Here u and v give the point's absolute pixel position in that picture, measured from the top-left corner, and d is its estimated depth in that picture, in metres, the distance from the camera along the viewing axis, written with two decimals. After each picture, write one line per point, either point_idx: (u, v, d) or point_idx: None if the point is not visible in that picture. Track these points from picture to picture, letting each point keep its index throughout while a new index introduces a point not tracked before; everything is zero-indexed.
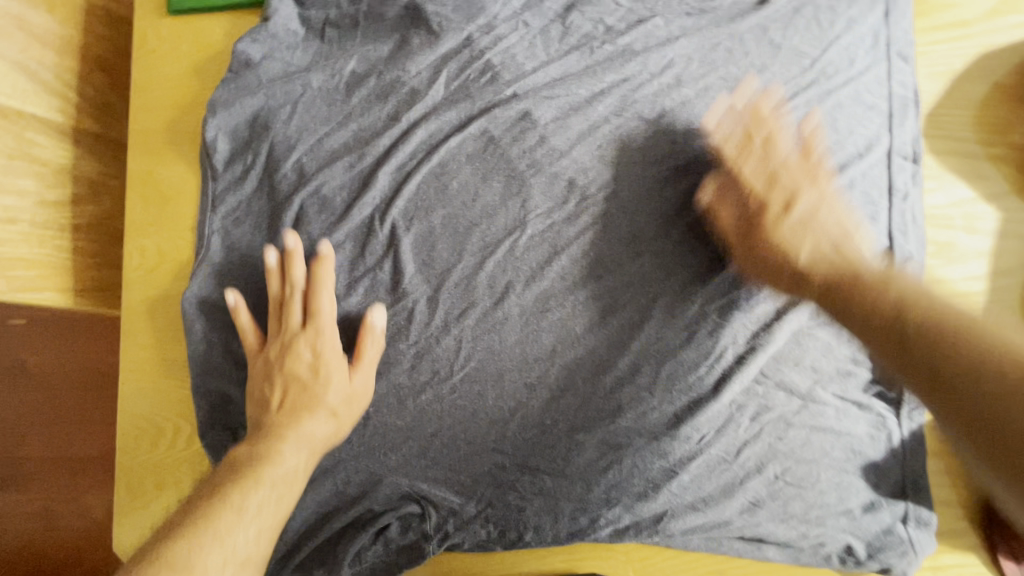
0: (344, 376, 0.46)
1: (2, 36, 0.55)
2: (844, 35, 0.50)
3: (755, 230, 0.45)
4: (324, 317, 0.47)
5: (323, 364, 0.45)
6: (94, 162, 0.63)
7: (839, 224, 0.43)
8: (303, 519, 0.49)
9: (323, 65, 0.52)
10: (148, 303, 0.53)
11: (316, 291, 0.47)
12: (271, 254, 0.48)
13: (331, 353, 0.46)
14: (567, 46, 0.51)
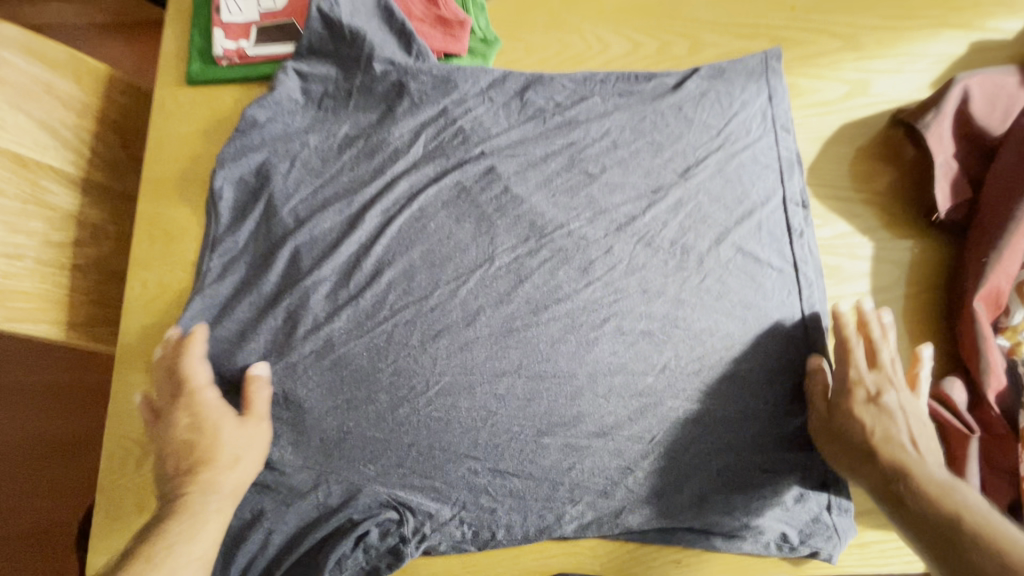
0: (237, 425, 0.50)
1: (31, 99, 0.62)
2: (740, 112, 0.62)
3: (840, 407, 0.51)
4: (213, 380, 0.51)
5: (215, 420, 0.49)
6: (98, 210, 0.69)
7: (916, 420, 0.49)
8: (284, 532, 0.52)
9: (320, 128, 0.61)
10: (145, 333, 0.58)
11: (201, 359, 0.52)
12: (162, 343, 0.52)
13: (221, 410, 0.50)
14: (526, 116, 0.62)
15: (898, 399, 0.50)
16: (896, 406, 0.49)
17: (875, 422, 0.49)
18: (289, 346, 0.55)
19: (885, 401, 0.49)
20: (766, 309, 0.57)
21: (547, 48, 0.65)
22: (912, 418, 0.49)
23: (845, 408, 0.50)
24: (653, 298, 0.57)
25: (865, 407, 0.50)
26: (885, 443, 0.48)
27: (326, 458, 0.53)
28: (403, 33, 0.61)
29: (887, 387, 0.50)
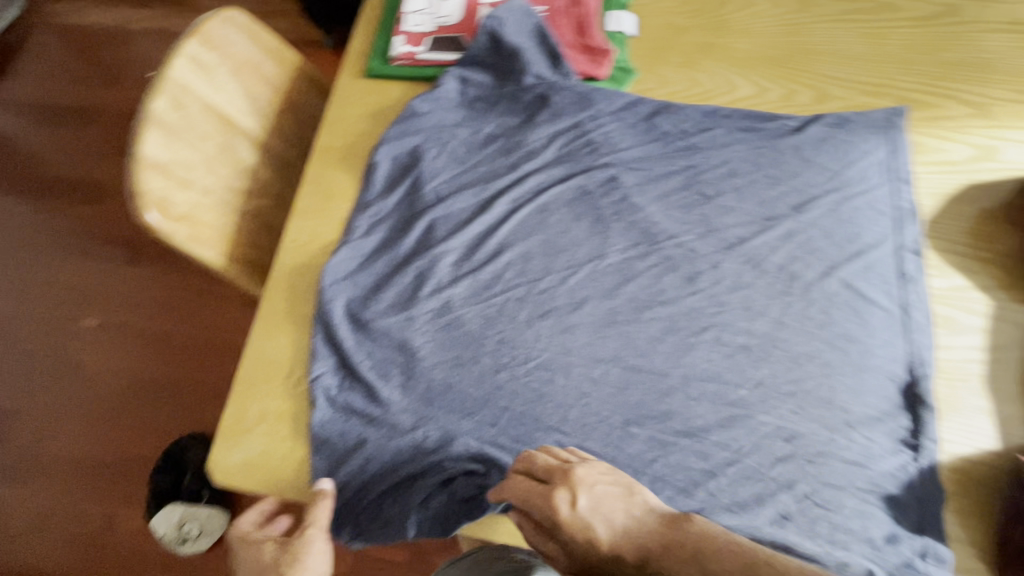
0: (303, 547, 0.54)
1: (244, 74, 0.77)
2: (862, 159, 0.65)
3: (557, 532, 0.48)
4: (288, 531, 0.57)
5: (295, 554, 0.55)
6: (269, 171, 0.82)
7: (614, 498, 0.49)
8: (381, 463, 0.57)
9: (469, 124, 0.70)
10: (292, 269, 0.66)
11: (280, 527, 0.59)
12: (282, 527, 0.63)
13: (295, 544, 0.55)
14: (651, 137, 0.68)
15: (580, 496, 0.48)
16: (584, 496, 0.48)
17: (584, 519, 0.47)
18: (413, 300, 0.62)
19: (581, 506, 0.48)
20: (870, 345, 0.57)
21: (679, 83, 0.72)
22: (608, 502, 0.48)
23: (563, 525, 0.48)
24: (754, 317, 0.59)
25: (583, 513, 0.47)
26: (628, 537, 0.46)
27: (429, 405, 0.58)
28: (554, 54, 0.70)
29: (582, 491, 0.48)
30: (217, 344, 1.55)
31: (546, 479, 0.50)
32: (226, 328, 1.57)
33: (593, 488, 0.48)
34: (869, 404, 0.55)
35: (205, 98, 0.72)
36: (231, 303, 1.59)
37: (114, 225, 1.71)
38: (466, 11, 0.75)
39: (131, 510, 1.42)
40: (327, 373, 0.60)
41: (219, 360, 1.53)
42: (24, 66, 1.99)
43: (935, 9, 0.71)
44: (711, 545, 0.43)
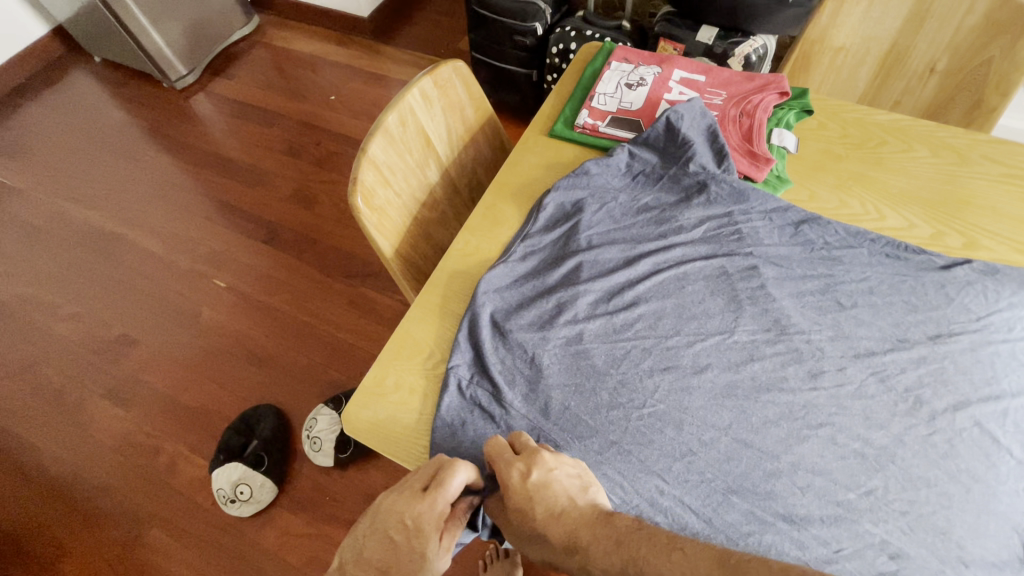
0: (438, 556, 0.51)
1: (453, 112, 0.93)
2: (1006, 310, 0.67)
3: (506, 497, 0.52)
4: (439, 512, 0.52)
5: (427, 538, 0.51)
6: (443, 190, 0.96)
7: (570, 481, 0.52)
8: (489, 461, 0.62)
9: (629, 192, 0.81)
10: (453, 272, 0.77)
11: (440, 493, 0.52)
12: (459, 473, 0.53)
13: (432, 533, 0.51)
14: (794, 240, 0.74)
15: (533, 472, 0.52)
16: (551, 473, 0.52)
17: (538, 493, 0.51)
18: (550, 324, 0.70)
19: (533, 480, 0.51)
20: (996, 490, 0.56)
21: (830, 201, 0.78)
22: (554, 485, 0.52)
23: (516, 499, 0.51)
24: (875, 428, 0.60)
25: (531, 486, 0.51)
26: (562, 520, 0.50)
27: (545, 419, 0.63)
28: (721, 151, 0.79)
29: (536, 469, 0.52)
30: (313, 331, 1.69)
31: (511, 455, 0.54)
32: (324, 318, 1.71)
33: (549, 472, 0.52)
34: (989, 547, 0.54)
35: (421, 122, 0.88)
36: (338, 298, 1.74)
37: (264, 210, 1.97)
38: (648, 102, 0.88)
39: (194, 460, 1.51)
40: (462, 365, 0.68)
41: (310, 345, 1.66)
42: (234, 73, 2.42)
43: None
44: (643, 535, 0.46)
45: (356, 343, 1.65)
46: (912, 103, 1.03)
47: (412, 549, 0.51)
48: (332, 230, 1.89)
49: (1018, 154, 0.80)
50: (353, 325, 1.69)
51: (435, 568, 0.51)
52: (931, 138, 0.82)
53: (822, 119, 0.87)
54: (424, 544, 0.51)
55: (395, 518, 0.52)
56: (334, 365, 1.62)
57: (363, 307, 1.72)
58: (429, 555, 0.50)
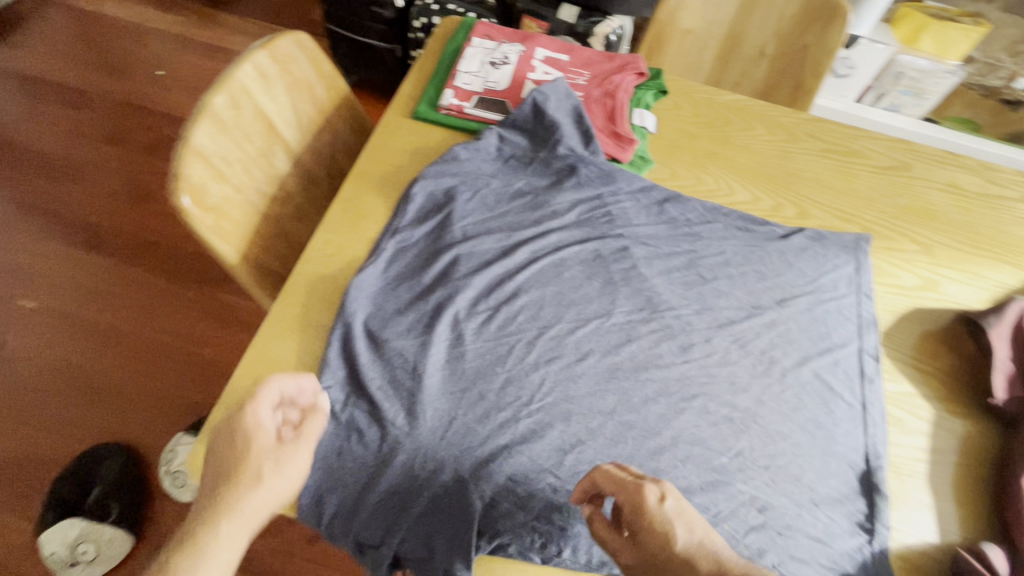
0: (279, 467, 0.52)
1: (300, 92, 0.82)
2: (831, 271, 0.75)
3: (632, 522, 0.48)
4: (259, 423, 0.52)
5: (257, 459, 0.51)
6: (297, 183, 0.84)
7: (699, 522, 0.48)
8: (380, 498, 0.56)
9: (502, 178, 0.77)
10: (314, 276, 0.68)
11: (255, 410, 0.52)
12: (269, 386, 0.53)
13: (258, 451, 0.52)
14: (661, 219, 0.77)
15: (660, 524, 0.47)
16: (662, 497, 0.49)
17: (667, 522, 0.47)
18: (429, 326, 0.65)
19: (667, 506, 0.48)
20: (834, 433, 0.64)
21: (689, 179, 0.82)
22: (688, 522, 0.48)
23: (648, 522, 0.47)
24: (738, 392, 0.65)
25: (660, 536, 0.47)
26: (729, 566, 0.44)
27: (426, 432, 0.58)
28: (587, 133, 0.79)
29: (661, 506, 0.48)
30: (162, 347, 1.45)
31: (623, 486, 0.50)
32: (175, 331, 1.47)
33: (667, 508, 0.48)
34: (833, 486, 0.60)
35: (260, 104, 0.75)
36: (190, 308, 1.51)
37: (80, 210, 1.63)
38: (514, 81, 0.85)
39: (11, 526, 1.22)
40: (334, 387, 0.60)
41: (159, 365, 1.43)
42: (21, 40, 1.94)
43: (890, 162, 0.88)
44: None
45: (219, 357, 1.45)
46: (748, 83, 1.13)
47: (248, 471, 0.51)
48: (175, 230, 1.62)
49: (833, 131, 0.90)
50: (212, 335, 1.48)
51: (280, 481, 0.52)
52: (767, 118, 0.90)
53: (676, 99, 0.91)
54: (256, 464, 0.51)
55: (227, 451, 0.52)
56: (192, 385, 1.41)
57: (223, 314, 1.51)
58: (266, 472, 0.51)
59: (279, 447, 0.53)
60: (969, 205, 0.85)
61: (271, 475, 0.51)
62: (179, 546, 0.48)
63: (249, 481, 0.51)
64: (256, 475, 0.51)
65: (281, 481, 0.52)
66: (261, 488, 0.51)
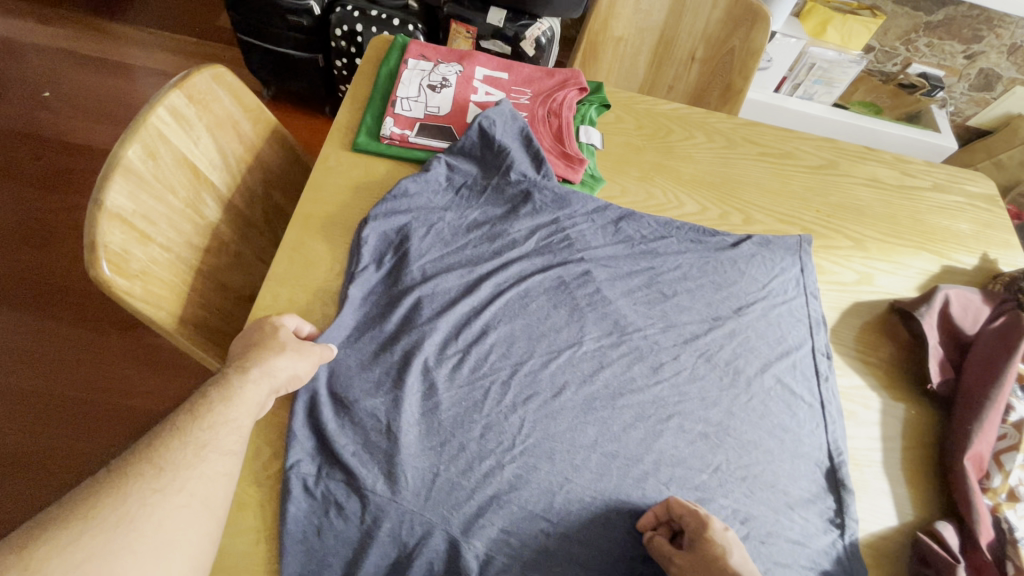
0: (285, 359, 0.57)
1: (222, 130, 0.75)
2: (780, 275, 0.79)
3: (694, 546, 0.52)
4: (278, 326, 0.60)
5: (269, 347, 0.57)
6: (230, 229, 0.77)
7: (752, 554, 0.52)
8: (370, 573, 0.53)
9: (455, 210, 0.75)
10: None
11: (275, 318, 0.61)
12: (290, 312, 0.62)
13: (272, 342, 0.58)
14: (618, 239, 0.77)
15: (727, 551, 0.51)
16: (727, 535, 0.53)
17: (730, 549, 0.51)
18: (399, 378, 0.62)
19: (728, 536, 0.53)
20: (800, 434, 0.67)
21: (639, 195, 0.83)
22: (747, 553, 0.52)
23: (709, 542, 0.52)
24: (709, 406, 0.67)
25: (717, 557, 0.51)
26: None
27: (409, 495, 0.56)
28: (537, 156, 0.78)
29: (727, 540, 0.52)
30: (56, 402, 1.25)
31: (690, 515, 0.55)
32: (70, 382, 1.28)
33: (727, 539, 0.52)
34: (804, 487, 0.64)
35: (180, 149, 0.68)
36: (95, 356, 1.32)
37: None
38: (456, 105, 0.82)
39: None
40: (304, 460, 0.56)
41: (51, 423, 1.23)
42: None
43: (818, 161, 0.93)
44: None
45: (127, 405, 1.27)
46: (682, 87, 1.15)
47: (260, 355, 0.56)
48: (71, 267, 1.43)
49: (765, 134, 0.94)
50: (117, 381, 1.30)
51: (284, 367, 0.56)
52: (705, 125, 0.93)
53: (618, 112, 0.91)
54: (269, 350, 0.57)
55: (244, 348, 0.58)
56: (93, 439, 1.22)
57: (128, 355, 1.33)
58: (277, 355, 0.57)
59: (291, 338, 0.59)
60: (890, 198, 0.92)
61: (282, 349, 0.57)
62: (191, 406, 0.51)
63: (261, 355, 0.56)
64: (267, 349, 0.57)
65: (290, 356, 0.57)
66: (275, 357, 0.56)
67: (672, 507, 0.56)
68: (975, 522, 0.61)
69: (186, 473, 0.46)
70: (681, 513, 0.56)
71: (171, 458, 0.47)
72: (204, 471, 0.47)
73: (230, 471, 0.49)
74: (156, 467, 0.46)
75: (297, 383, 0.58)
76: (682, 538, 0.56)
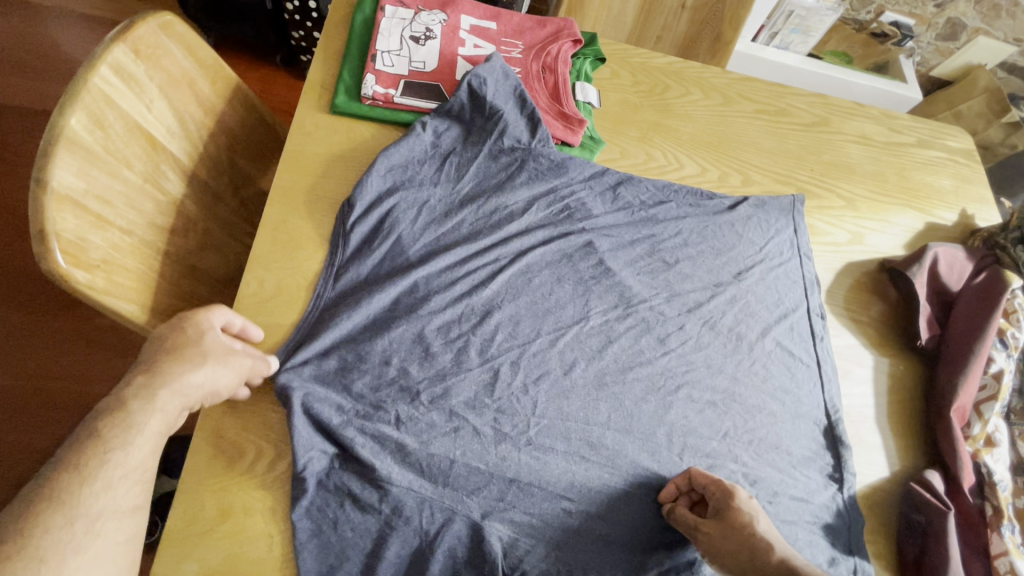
0: (202, 378, 0.50)
1: (178, 91, 0.66)
2: (776, 237, 0.78)
3: (722, 513, 0.55)
4: (203, 335, 0.52)
5: (184, 359, 0.50)
6: (195, 204, 0.69)
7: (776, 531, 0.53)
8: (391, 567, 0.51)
9: (447, 181, 0.69)
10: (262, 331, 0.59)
11: (198, 323, 0.52)
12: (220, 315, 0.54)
13: (191, 355, 0.50)
14: (618, 206, 0.74)
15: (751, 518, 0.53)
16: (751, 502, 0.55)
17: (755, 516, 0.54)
18: (403, 367, 0.58)
19: (751, 504, 0.55)
20: (799, 395, 0.69)
21: (638, 157, 0.80)
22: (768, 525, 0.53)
23: (735, 507, 0.54)
24: (716, 373, 0.67)
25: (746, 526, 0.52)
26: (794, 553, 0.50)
27: (426, 484, 0.54)
28: (533, 117, 0.72)
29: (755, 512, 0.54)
30: None
31: (716, 487, 0.57)
32: None
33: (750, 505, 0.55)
34: (806, 448, 0.66)
35: (131, 115, 0.59)
36: (28, 333, 1.19)
37: None
38: (443, 59, 0.75)
39: None
40: (313, 458, 0.53)
41: None
42: None
43: (811, 118, 0.92)
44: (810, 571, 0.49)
45: (66, 385, 1.15)
46: (670, 38, 1.10)
47: (174, 368, 0.49)
48: None
49: (760, 90, 0.92)
50: (45, 365, 1.16)
51: (202, 386, 0.50)
52: (701, 81, 0.89)
53: (613, 67, 0.87)
54: (186, 364, 0.49)
55: (157, 356, 0.50)
56: (21, 428, 1.09)
57: (55, 337, 1.19)
58: (193, 373, 0.49)
59: (212, 345, 0.52)
60: (879, 154, 0.92)
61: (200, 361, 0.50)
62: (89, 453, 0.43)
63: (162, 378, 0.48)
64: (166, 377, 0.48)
65: (210, 370, 0.50)
66: (190, 373, 0.49)
67: (696, 477, 0.59)
68: (959, 466, 0.65)
69: (78, 556, 0.40)
70: (707, 481, 0.58)
71: (52, 540, 0.39)
72: (102, 545, 0.41)
73: (132, 533, 0.43)
74: (35, 559, 0.38)
75: (216, 398, 0.52)
76: (702, 507, 0.58)
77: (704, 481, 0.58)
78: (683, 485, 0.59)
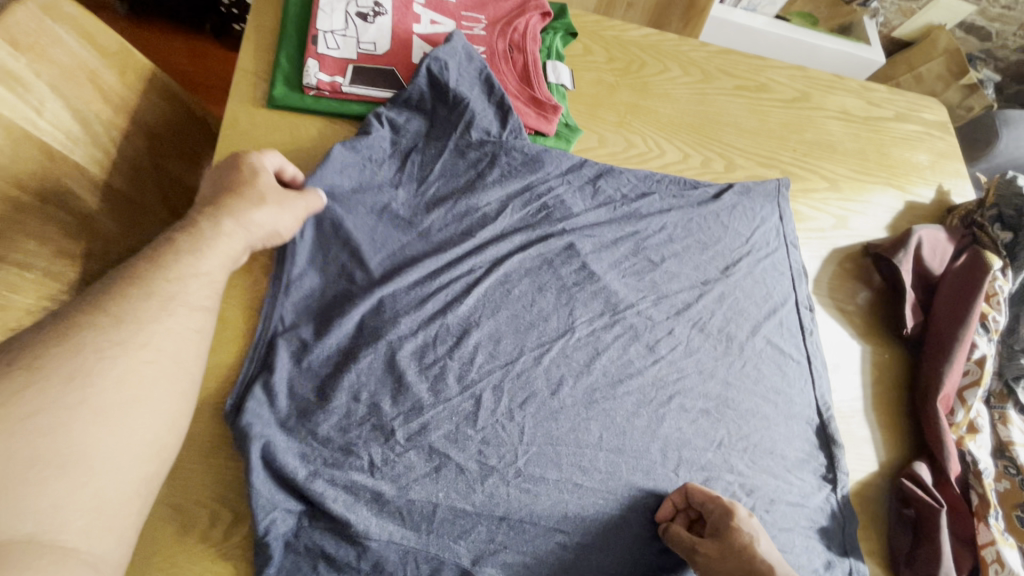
0: (263, 215, 0.50)
1: (75, 85, 0.54)
2: (762, 225, 0.74)
3: (721, 534, 0.52)
4: (260, 170, 0.53)
5: (244, 194, 0.50)
6: (114, 222, 0.59)
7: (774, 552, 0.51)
8: None
9: (411, 182, 0.62)
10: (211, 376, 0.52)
11: (252, 160, 0.53)
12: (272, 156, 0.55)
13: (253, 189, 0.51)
14: (598, 202, 0.68)
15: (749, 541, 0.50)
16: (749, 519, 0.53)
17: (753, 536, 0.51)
18: (375, 402, 0.52)
19: (749, 521, 0.52)
20: (792, 395, 0.66)
21: (617, 144, 0.74)
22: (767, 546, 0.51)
23: (733, 527, 0.52)
24: (707, 378, 0.64)
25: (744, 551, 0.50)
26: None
27: (409, 534, 0.49)
28: (502, 105, 0.65)
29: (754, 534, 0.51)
30: None
31: (714, 504, 0.54)
32: None
33: (748, 523, 0.52)
34: (801, 449, 0.64)
35: (15, 122, 0.47)
36: None
37: None
38: (396, 39, 0.65)
39: None
40: (280, 518, 0.47)
41: None
42: None
43: (792, 93, 0.87)
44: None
45: None
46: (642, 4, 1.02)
47: (238, 201, 0.50)
48: None
49: (739, 63, 0.86)
50: None
51: (263, 223, 0.50)
52: (679, 55, 0.83)
53: (585, 43, 0.79)
54: (247, 197, 0.50)
55: (221, 192, 0.51)
56: None
57: None
58: (254, 209, 0.50)
59: (267, 187, 0.52)
60: (859, 130, 0.89)
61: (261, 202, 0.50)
62: None
63: (181, 263, 0.44)
64: (182, 277, 0.43)
65: (272, 211, 0.51)
66: (254, 209, 0.50)
67: (693, 493, 0.55)
68: (946, 456, 0.65)
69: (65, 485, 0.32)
70: (705, 495, 0.55)
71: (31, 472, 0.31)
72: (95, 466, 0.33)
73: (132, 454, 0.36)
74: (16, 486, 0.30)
75: (276, 240, 0.53)
76: (700, 525, 0.55)
77: (701, 497, 0.55)
78: (680, 501, 0.56)
